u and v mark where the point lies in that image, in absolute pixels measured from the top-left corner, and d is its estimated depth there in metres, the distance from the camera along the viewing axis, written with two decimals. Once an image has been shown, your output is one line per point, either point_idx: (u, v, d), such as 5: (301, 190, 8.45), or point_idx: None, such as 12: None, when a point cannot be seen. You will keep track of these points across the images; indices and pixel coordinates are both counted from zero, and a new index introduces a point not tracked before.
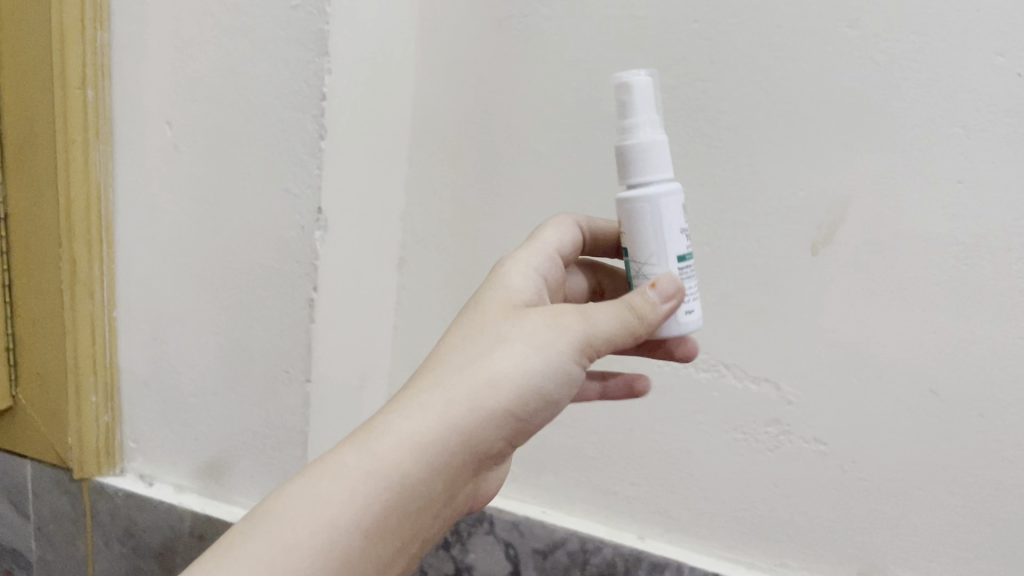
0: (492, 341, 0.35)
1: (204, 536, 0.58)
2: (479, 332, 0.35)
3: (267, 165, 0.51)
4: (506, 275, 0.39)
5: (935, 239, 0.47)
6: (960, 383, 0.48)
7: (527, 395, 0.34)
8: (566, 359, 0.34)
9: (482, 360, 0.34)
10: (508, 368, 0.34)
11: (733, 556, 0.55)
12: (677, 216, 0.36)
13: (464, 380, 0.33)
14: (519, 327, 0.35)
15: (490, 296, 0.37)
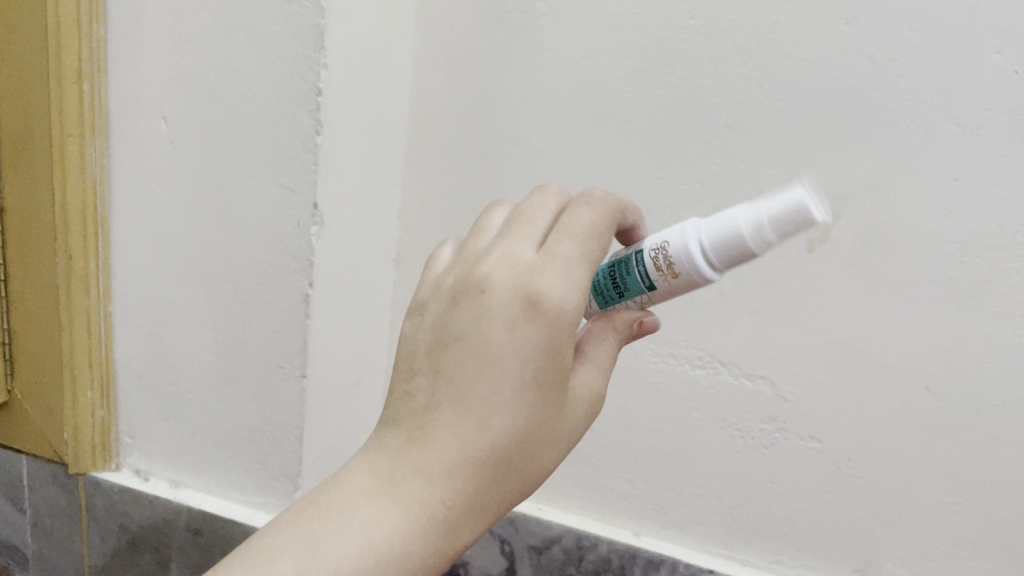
0: (545, 438, 0.30)
1: (199, 532, 0.59)
2: (541, 419, 0.30)
3: (263, 159, 0.51)
4: (562, 328, 0.29)
5: (932, 237, 0.47)
6: (957, 381, 0.48)
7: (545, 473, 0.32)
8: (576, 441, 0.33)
9: (535, 461, 0.30)
10: (550, 462, 0.31)
11: (727, 552, 0.55)
12: None
13: (514, 484, 0.30)
14: (568, 416, 0.31)
15: (548, 361, 0.29)
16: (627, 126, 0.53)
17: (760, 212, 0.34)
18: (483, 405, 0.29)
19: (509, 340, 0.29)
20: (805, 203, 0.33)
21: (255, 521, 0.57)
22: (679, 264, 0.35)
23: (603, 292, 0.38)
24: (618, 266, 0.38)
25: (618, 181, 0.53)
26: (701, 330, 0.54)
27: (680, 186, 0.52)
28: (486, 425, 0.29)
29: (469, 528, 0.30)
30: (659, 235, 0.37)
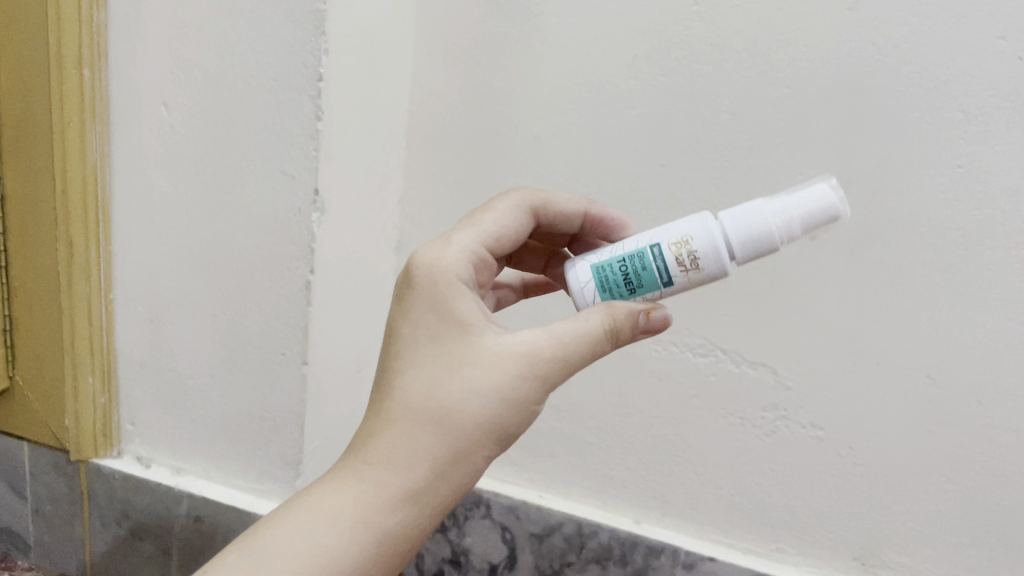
0: (455, 383, 0.34)
1: (201, 518, 0.59)
2: (442, 366, 0.35)
3: (264, 146, 0.51)
4: (428, 271, 0.37)
5: (934, 225, 0.47)
6: (958, 370, 0.48)
7: (499, 427, 0.34)
8: (537, 401, 0.35)
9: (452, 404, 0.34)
10: (473, 404, 0.34)
11: (728, 540, 0.55)
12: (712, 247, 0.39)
13: (436, 424, 0.34)
14: (483, 368, 0.35)
15: (435, 315, 0.36)
16: (629, 112, 0.52)
17: (792, 211, 0.37)
18: (394, 373, 0.36)
19: (400, 312, 0.37)
20: (834, 203, 0.37)
21: (257, 508, 0.57)
22: (707, 258, 0.36)
23: (612, 289, 0.37)
24: (630, 259, 0.37)
25: (620, 168, 0.53)
26: (704, 321, 0.53)
27: (683, 174, 0.52)
28: (395, 383, 0.36)
29: (402, 469, 0.34)
30: (675, 227, 0.37)
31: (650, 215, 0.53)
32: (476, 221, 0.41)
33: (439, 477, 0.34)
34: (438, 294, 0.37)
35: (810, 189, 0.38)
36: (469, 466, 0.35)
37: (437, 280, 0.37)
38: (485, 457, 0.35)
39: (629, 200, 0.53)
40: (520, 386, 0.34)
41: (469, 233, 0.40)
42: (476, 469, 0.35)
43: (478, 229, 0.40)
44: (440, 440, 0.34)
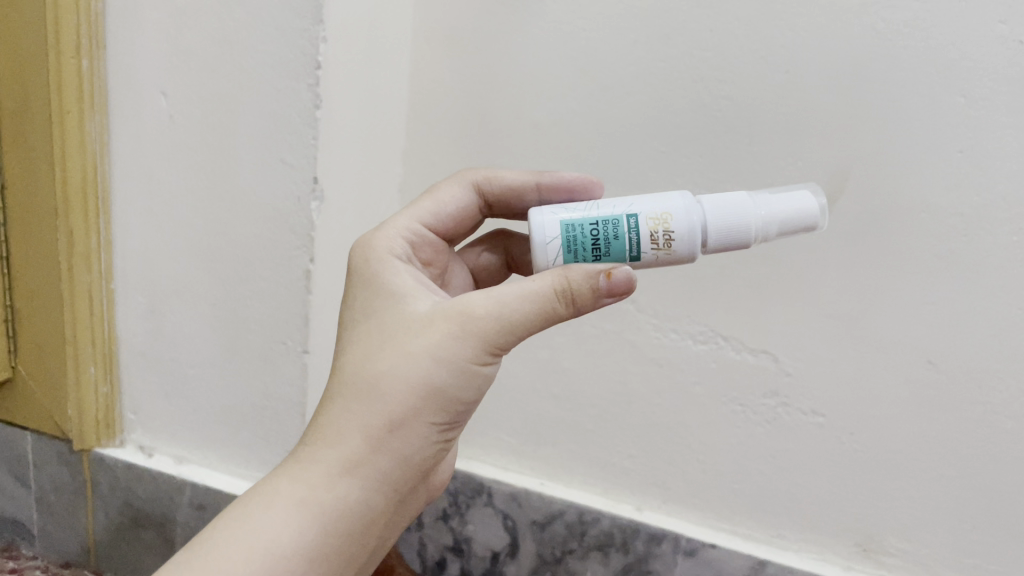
0: (388, 353, 0.35)
1: (203, 507, 0.59)
2: (379, 340, 0.36)
3: (263, 135, 0.51)
4: (361, 255, 0.39)
5: (934, 210, 0.46)
6: (959, 356, 0.47)
7: (438, 391, 0.34)
8: (477, 362, 0.35)
9: (387, 374, 0.34)
10: (407, 371, 0.34)
11: (730, 526, 0.55)
12: None
13: (374, 394, 0.34)
14: (415, 336, 0.35)
15: (370, 294, 0.38)
16: (629, 99, 0.52)
17: (774, 215, 0.37)
18: (339, 355, 0.37)
19: (348, 299, 0.39)
20: (814, 220, 0.38)
21: None
22: (679, 243, 0.36)
23: (577, 252, 0.36)
24: (604, 224, 0.36)
25: (620, 154, 0.53)
26: (705, 307, 0.54)
27: (683, 161, 0.52)
28: (339, 366, 0.36)
29: (345, 446, 0.34)
30: (655, 197, 0.36)
31: None
32: (417, 204, 0.43)
33: (378, 444, 0.34)
34: (371, 268, 0.39)
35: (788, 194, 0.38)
36: (411, 431, 0.35)
37: (369, 259, 0.39)
38: (429, 420, 0.35)
39: (629, 187, 0.53)
40: (454, 348, 0.34)
41: (408, 218, 0.42)
42: (422, 433, 0.35)
43: (416, 211, 0.42)
44: (375, 408, 0.34)
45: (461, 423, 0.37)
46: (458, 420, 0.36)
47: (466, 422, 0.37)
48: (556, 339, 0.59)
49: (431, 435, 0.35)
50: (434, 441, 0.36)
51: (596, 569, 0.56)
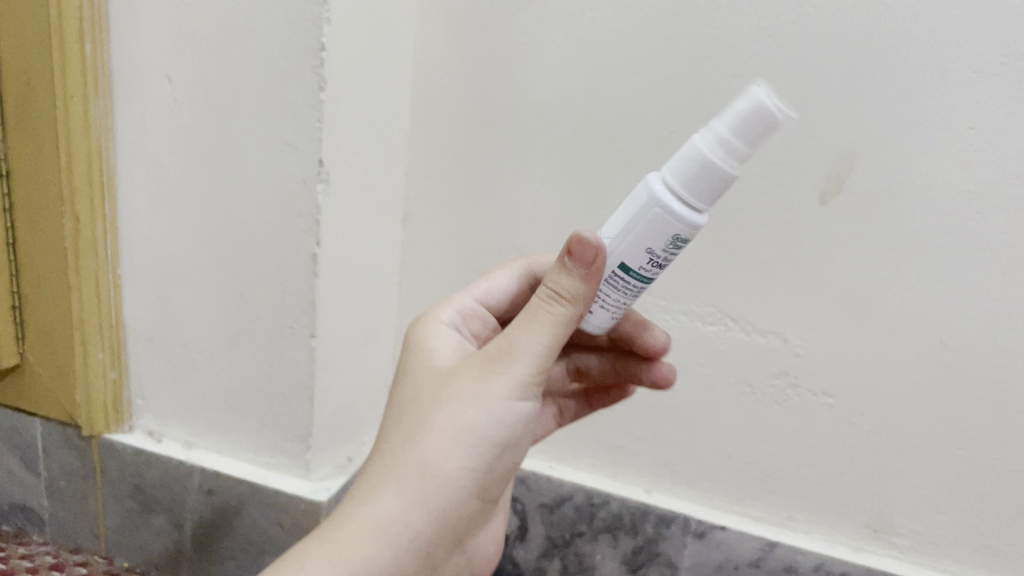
0: (426, 407, 0.36)
1: (213, 491, 0.59)
2: (416, 399, 0.37)
3: (267, 119, 0.51)
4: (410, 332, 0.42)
5: (946, 188, 0.47)
6: (967, 334, 0.48)
7: (473, 437, 0.36)
8: (509, 402, 0.36)
9: (426, 426, 0.36)
10: (446, 420, 0.36)
11: (738, 508, 0.57)
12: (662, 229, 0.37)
13: (413, 447, 0.35)
14: (451, 388, 0.37)
15: (407, 365, 0.40)
16: (635, 79, 0.52)
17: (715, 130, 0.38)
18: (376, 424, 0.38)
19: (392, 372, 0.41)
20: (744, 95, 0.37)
21: (270, 480, 0.58)
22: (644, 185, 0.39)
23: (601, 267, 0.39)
24: None
25: (626, 135, 0.53)
26: (711, 288, 0.53)
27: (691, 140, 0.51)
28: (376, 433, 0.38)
29: (382, 503, 0.34)
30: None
31: None
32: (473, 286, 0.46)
33: (412, 499, 0.35)
34: (414, 340, 0.41)
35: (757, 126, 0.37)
36: (443, 478, 0.35)
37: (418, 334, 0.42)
38: (460, 467, 0.36)
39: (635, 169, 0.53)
40: (489, 391, 0.36)
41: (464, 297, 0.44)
42: (454, 481, 0.36)
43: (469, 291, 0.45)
44: (413, 462, 0.35)
45: (494, 478, 0.38)
46: (491, 471, 0.37)
47: (499, 478, 0.38)
48: None
49: (465, 485, 0.36)
50: (468, 493, 0.36)
51: (605, 551, 0.59)
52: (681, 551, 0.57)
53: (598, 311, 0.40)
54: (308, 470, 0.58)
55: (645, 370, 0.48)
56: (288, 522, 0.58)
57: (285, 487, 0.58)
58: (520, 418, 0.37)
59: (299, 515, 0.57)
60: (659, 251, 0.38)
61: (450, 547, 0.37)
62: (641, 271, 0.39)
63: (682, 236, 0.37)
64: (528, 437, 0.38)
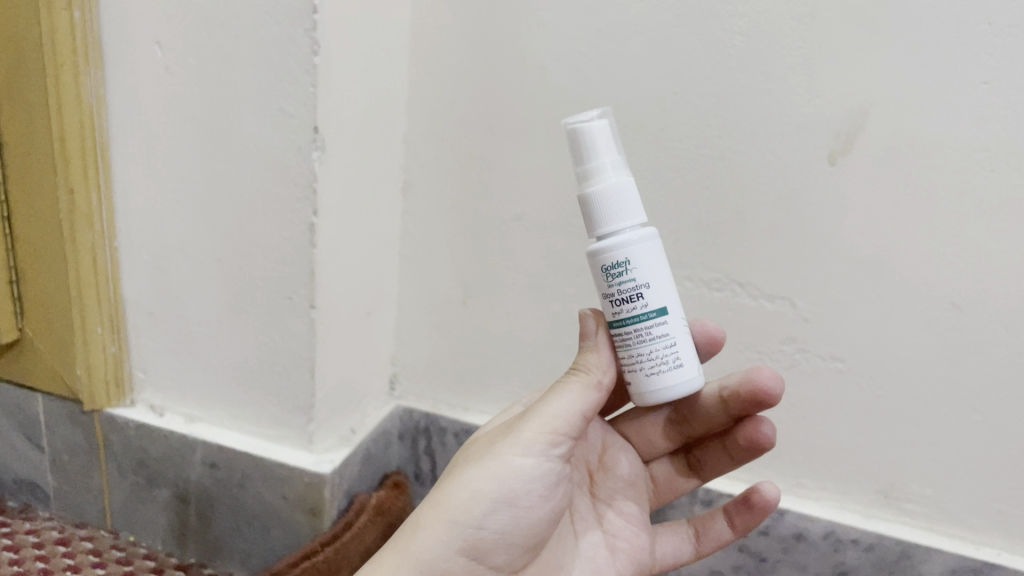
0: (456, 472, 0.41)
1: (216, 465, 0.59)
2: (456, 468, 0.42)
3: (261, 85, 0.49)
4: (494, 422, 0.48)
5: (958, 145, 0.45)
6: (984, 295, 0.47)
7: (482, 496, 0.40)
8: (517, 461, 0.40)
9: (449, 488, 0.41)
10: (463, 481, 0.40)
11: (747, 477, 0.57)
12: (598, 277, 0.40)
13: (435, 507, 0.40)
14: (481, 453, 0.42)
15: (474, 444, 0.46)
16: (638, 39, 0.50)
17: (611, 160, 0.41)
18: None
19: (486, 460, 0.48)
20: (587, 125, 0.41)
21: (271, 453, 0.58)
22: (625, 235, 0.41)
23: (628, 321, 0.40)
24: None
25: (629, 98, 0.51)
26: (718, 253, 0.52)
27: (696, 101, 0.50)
28: None
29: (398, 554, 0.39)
30: (665, 274, 0.39)
31: (662, 145, 0.51)
32: None
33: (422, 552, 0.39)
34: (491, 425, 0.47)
35: (603, 135, 0.40)
36: (436, 532, 0.39)
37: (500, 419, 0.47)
38: (452, 523, 0.39)
39: (639, 132, 0.52)
40: (503, 454, 0.40)
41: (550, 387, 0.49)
42: (442, 534, 0.39)
43: None
44: (427, 519, 0.40)
45: (495, 543, 0.40)
46: (487, 533, 0.40)
47: (504, 544, 0.40)
48: (569, 290, 0.58)
49: (454, 542, 0.39)
50: (457, 551, 0.39)
51: None
52: None
53: (633, 376, 0.39)
54: (310, 442, 0.57)
55: (740, 429, 0.47)
56: (292, 495, 0.57)
57: (286, 459, 0.57)
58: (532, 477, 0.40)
59: (303, 488, 0.57)
60: (608, 291, 0.39)
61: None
62: (621, 314, 0.39)
63: (597, 266, 0.39)
64: (538, 505, 0.41)
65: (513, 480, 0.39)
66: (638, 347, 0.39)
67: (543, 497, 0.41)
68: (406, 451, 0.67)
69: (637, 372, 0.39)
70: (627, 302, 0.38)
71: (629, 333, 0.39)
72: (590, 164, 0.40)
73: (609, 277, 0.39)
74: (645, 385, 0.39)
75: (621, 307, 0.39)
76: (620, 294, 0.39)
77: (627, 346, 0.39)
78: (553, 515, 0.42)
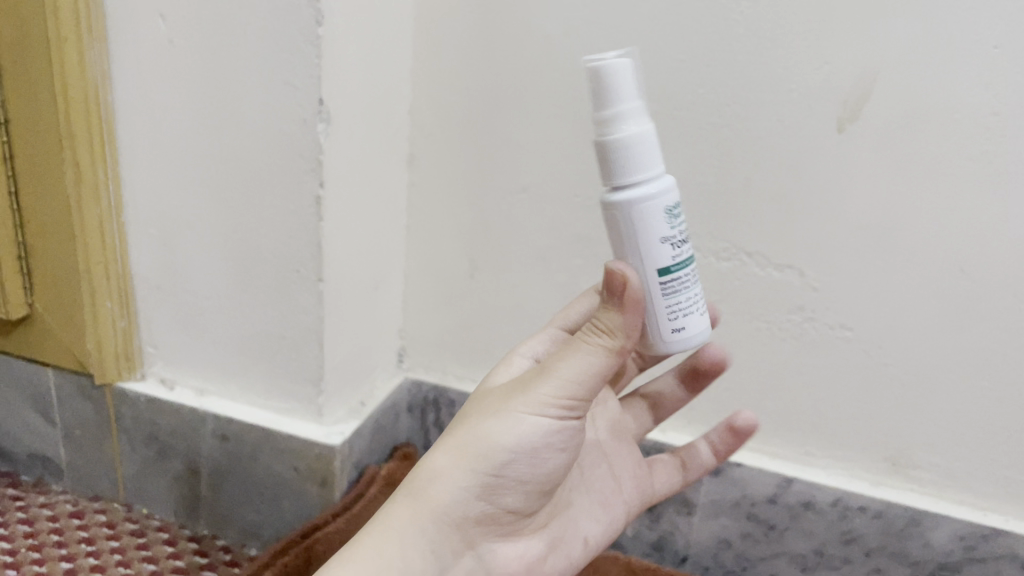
0: (466, 422, 0.39)
1: (226, 438, 0.59)
2: (462, 417, 0.40)
3: (265, 58, 0.49)
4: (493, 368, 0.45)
5: (967, 110, 0.45)
6: (993, 262, 0.47)
7: (497, 451, 0.38)
8: (534, 417, 0.38)
9: (459, 439, 0.39)
10: (475, 434, 0.38)
11: (756, 446, 0.57)
12: (654, 224, 0.37)
13: (445, 458, 0.39)
14: (491, 404, 0.39)
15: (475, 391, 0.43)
16: (643, 7, 0.50)
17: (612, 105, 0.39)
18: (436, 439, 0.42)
19: None
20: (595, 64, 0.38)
21: (282, 426, 0.58)
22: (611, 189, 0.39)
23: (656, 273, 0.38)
24: None
25: (635, 66, 0.51)
26: (726, 223, 0.52)
27: (702, 70, 0.50)
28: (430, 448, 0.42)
29: (406, 505, 0.38)
30: None
31: (668, 114, 0.51)
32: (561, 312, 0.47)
33: (431, 504, 0.38)
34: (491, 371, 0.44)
35: (629, 79, 0.37)
36: (449, 487, 0.38)
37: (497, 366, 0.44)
38: (466, 478, 0.38)
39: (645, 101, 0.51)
40: (519, 411, 0.38)
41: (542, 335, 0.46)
42: (460, 483, 0.38)
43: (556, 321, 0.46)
44: (437, 472, 0.38)
45: (510, 491, 0.39)
46: (506, 481, 0.39)
47: (522, 490, 0.39)
48: (576, 261, 0.58)
49: (471, 492, 0.38)
50: (473, 501, 0.38)
51: None
52: (698, 490, 0.58)
53: (689, 320, 0.38)
54: (320, 414, 0.57)
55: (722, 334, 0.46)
56: (302, 466, 0.58)
57: (298, 431, 0.57)
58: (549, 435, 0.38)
59: (314, 459, 0.57)
60: (666, 235, 0.37)
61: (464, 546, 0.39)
62: (678, 257, 0.38)
63: (661, 212, 0.37)
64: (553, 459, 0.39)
65: (532, 438, 0.38)
66: (691, 288, 0.38)
67: (559, 451, 0.39)
68: (415, 422, 0.68)
69: (693, 315, 0.39)
70: (683, 243, 0.38)
71: (685, 275, 0.38)
72: (619, 107, 0.37)
73: (671, 220, 0.37)
74: (698, 325, 0.39)
75: (677, 250, 0.38)
76: (678, 236, 0.38)
77: (677, 291, 0.38)
78: (570, 462, 0.41)
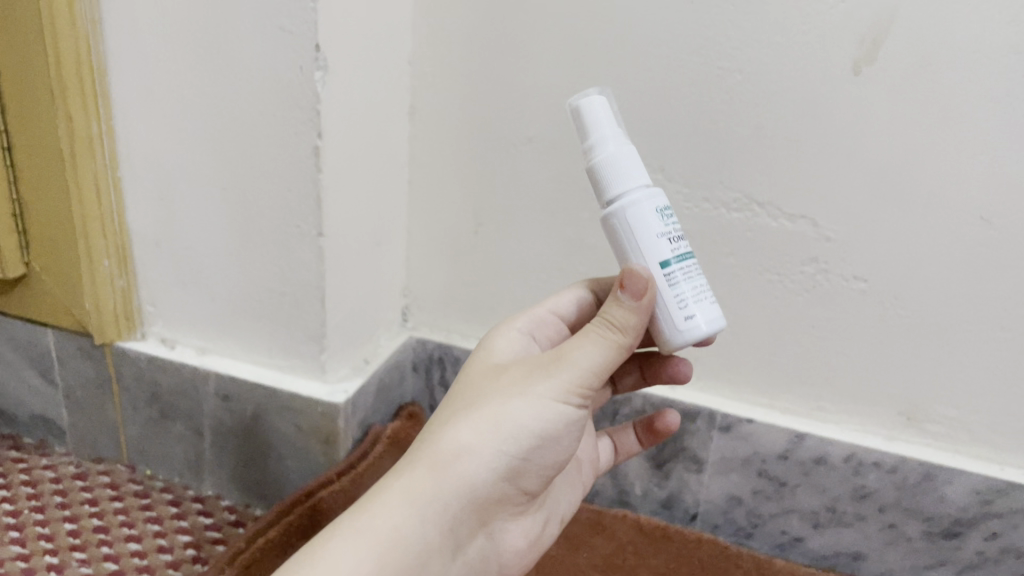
0: (481, 397, 0.37)
1: (229, 397, 0.58)
2: (473, 392, 0.38)
3: (259, 3, 0.47)
4: (485, 343, 0.43)
5: (991, 49, 0.43)
6: (1014, 208, 0.45)
7: (522, 429, 0.36)
8: (558, 402, 0.36)
9: (479, 414, 0.37)
10: (497, 411, 0.36)
11: (767, 401, 0.56)
12: (648, 221, 0.37)
13: (465, 430, 0.36)
14: (506, 382, 0.38)
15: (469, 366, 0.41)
16: None
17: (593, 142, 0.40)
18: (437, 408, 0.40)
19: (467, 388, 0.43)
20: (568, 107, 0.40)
21: (285, 384, 0.57)
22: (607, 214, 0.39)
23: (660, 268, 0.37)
24: None
25: (643, 9, 0.49)
26: (737, 171, 0.50)
27: (713, 10, 0.48)
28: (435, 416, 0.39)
29: (425, 474, 0.36)
30: None
31: (677, 58, 0.49)
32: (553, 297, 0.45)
33: (449, 475, 0.36)
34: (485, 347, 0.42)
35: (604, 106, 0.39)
36: (471, 463, 0.36)
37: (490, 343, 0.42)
38: (489, 456, 0.36)
39: (654, 45, 0.50)
40: (542, 393, 0.36)
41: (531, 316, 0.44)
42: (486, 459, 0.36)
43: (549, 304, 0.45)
44: (458, 443, 0.36)
45: (526, 472, 0.38)
46: (521, 464, 0.37)
47: (533, 473, 0.38)
48: (582, 214, 0.56)
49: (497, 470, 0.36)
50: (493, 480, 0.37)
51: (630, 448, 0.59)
52: (708, 446, 0.57)
53: (700, 307, 0.37)
54: (323, 371, 0.57)
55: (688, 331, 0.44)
56: (305, 425, 0.57)
57: (300, 390, 0.56)
58: (569, 420, 0.37)
59: (317, 418, 0.56)
60: (662, 230, 0.37)
61: (472, 525, 0.37)
62: (678, 250, 0.37)
63: (653, 208, 0.37)
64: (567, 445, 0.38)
65: (554, 422, 0.36)
66: (697, 280, 0.37)
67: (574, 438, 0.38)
68: (420, 383, 0.67)
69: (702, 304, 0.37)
70: (681, 238, 0.37)
71: (688, 267, 0.37)
72: (598, 130, 0.38)
73: (664, 217, 0.37)
74: (710, 314, 0.37)
75: (677, 243, 0.37)
76: (674, 232, 0.37)
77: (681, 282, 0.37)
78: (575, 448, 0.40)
